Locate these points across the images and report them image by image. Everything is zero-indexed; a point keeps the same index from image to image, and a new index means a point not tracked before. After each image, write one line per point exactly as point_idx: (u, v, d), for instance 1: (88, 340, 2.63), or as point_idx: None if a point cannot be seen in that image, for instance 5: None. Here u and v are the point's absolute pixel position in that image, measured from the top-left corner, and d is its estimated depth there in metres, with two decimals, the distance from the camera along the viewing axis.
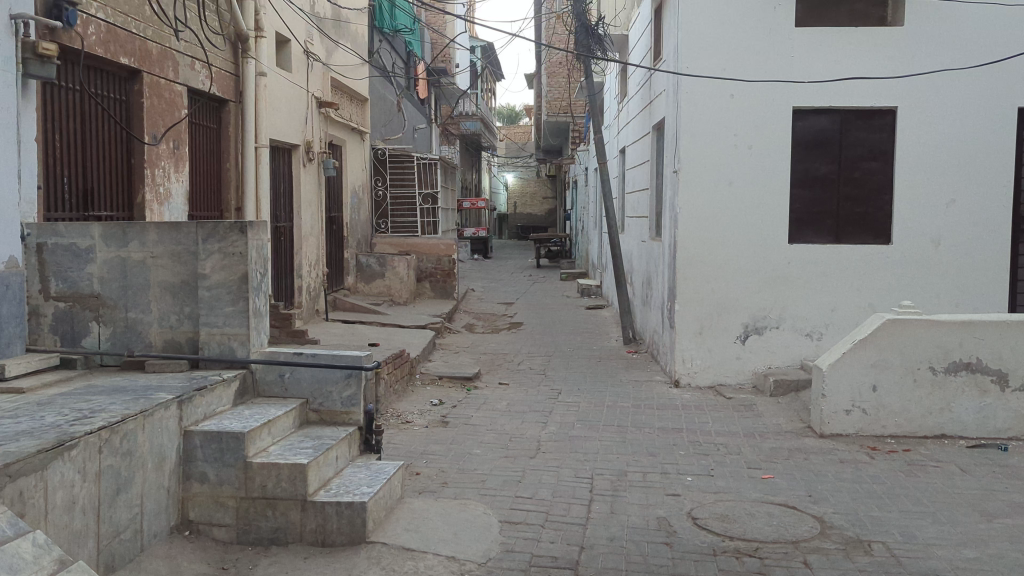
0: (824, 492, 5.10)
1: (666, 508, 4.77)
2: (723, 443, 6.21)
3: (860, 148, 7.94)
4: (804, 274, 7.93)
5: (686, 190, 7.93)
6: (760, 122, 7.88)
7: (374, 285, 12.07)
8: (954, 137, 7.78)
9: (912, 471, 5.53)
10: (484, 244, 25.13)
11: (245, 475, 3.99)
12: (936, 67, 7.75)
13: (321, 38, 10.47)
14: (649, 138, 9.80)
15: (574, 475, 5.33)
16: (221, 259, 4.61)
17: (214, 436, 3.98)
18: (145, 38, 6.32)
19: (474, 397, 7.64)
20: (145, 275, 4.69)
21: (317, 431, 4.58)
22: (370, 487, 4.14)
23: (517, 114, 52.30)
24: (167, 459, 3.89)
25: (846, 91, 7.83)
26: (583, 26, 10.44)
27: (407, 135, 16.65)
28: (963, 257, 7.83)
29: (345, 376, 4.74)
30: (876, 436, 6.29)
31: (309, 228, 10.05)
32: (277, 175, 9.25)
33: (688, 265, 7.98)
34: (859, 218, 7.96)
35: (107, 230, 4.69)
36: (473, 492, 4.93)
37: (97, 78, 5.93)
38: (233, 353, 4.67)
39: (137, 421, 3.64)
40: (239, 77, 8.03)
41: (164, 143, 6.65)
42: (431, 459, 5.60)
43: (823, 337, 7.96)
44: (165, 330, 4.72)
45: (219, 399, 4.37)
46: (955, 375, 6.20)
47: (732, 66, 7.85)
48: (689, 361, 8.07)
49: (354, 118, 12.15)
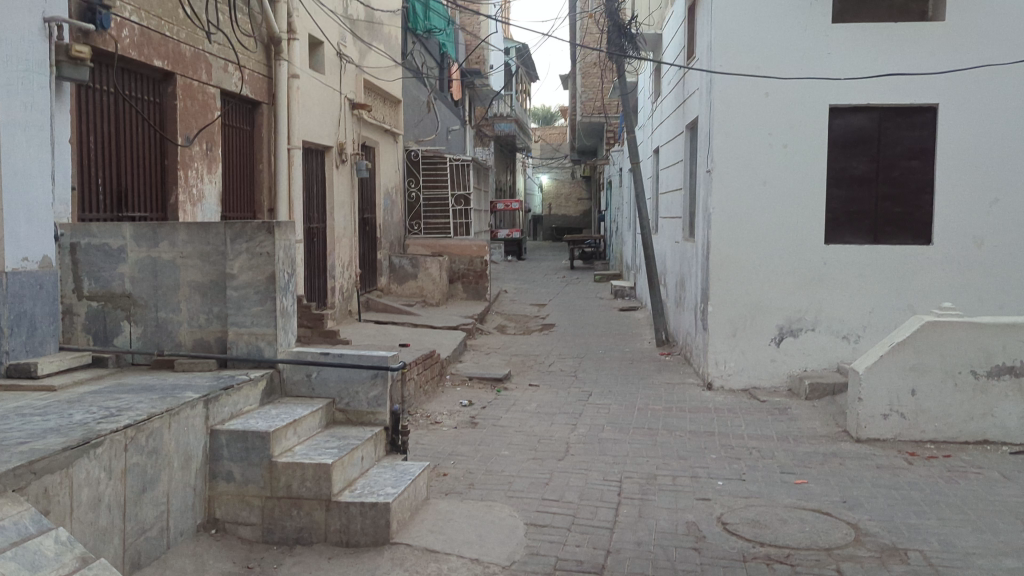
0: (860, 498, 4.96)
1: (695, 513, 4.69)
2: (756, 447, 6.10)
3: (899, 146, 7.76)
4: (842, 275, 7.76)
5: (720, 189, 7.80)
6: (795, 121, 7.72)
7: (406, 286, 12.15)
8: (999, 135, 7.56)
9: (952, 478, 5.36)
10: (518, 246, 25.07)
11: (270, 474, 3.99)
12: (980, 62, 7.52)
13: (354, 40, 10.53)
14: (682, 138, 9.69)
15: (602, 478, 5.26)
16: (249, 259, 4.62)
17: (239, 436, 4.00)
18: (178, 41, 6.40)
19: (503, 398, 7.60)
20: (175, 275, 4.73)
21: (343, 431, 4.57)
22: (395, 488, 4.12)
23: (552, 115, 52.18)
24: (194, 458, 3.91)
25: (885, 88, 7.65)
26: (616, 26, 10.35)
27: (441, 136, 16.71)
28: (1008, 258, 7.61)
29: (371, 376, 4.72)
30: (915, 442, 6.12)
31: (343, 229, 10.11)
32: (310, 176, 9.31)
33: (722, 266, 7.86)
34: (898, 218, 7.78)
35: (138, 230, 4.75)
36: (500, 493, 4.90)
37: (131, 80, 6.01)
38: (261, 353, 4.69)
39: (162, 420, 3.66)
40: (272, 79, 8.10)
41: (197, 145, 6.73)
42: (458, 460, 5.57)
43: (860, 339, 7.79)
44: (194, 330, 4.76)
45: (246, 399, 4.39)
46: (998, 379, 6.01)
47: (766, 64, 7.71)
48: (722, 364, 7.95)
49: (387, 119, 12.19)
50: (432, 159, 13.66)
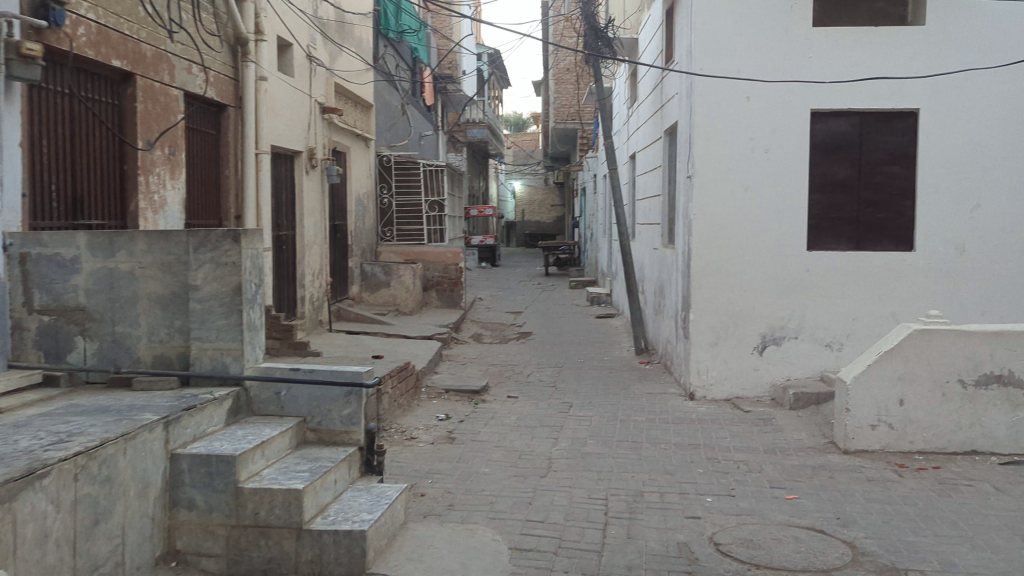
0: (853, 514, 4.78)
1: (685, 533, 4.48)
2: (743, 460, 5.92)
3: (881, 150, 7.65)
4: (825, 282, 7.63)
5: (701, 195, 7.64)
6: (777, 125, 7.59)
7: (378, 294, 11.85)
8: (980, 140, 7.48)
9: (945, 490, 5.22)
10: (492, 253, 24.84)
11: (236, 501, 3.72)
12: (960, 66, 7.44)
13: (324, 42, 10.24)
14: (660, 143, 9.54)
15: (587, 497, 5.03)
16: (214, 269, 4.35)
17: (202, 460, 3.72)
18: (138, 40, 6.10)
19: (481, 411, 7.35)
20: (134, 286, 4.44)
21: (315, 452, 4.30)
22: (371, 514, 3.86)
23: (524, 121, 52.05)
24: (152, 485, 3.62)
25: (867, 92, 7.54)
26: (592, 29, 10.18)
27: (413, 142, 16.44)
28: (990, 265, 7.52)
29: (345, 394, 4.45)
30: (904, 453, 5.97)
31: (313, 237, 9.81)
32: (278, 182, 9.00)
33: (704, 273, 7.69)
34: (881, 223, 7.67)
35: (93, 239, 4.46)
36: (480, 515, 4.65)
37: (87, 81, 5.71)
38: (226, 369, 4.41)
39: (118, 445, 3.37)
40: (238, 82, 7.81)
41: (159, 149, 6.42)
42: (436, 479, 5.32)
43: (843, 347, 7.66)
44: (154, 345, 4.47)
45: (210, 419, 4.10)
46: (986, 389, 5.87)
47: (748, 68, 7.57)
48: (704, 373, 7.77)
49: (358, 124, 11.90)
50: (405, 164, 13.39)
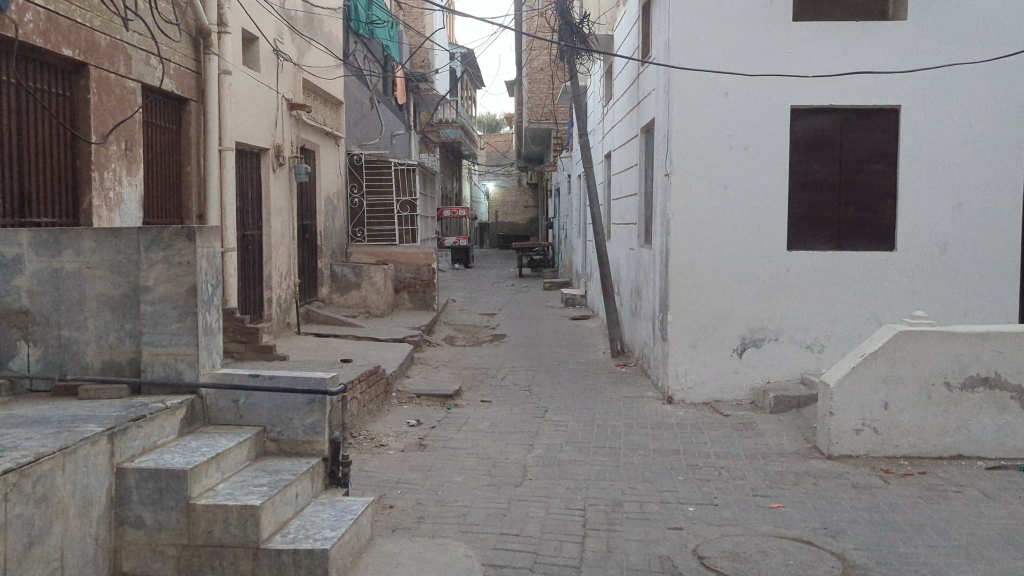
0: (841, 523, 4.60)
1: (667, 545, 4.28)
2: (725, 466, 5.73)
3: (862, 149, 7.53)
4: (806, 284, 7.49)
5: (679, 193, 7.46)
6: (756, 122, 7.43)
7: (349, 296, 11.57)
8: (961, 139, 7.38)
9: (933, 497, 5.07)
10: (466, 254, 24.53)
11: (188, 519, 3.45)
12: (941, 63, 7.33)
13: (291, 36, 9.95)
14: (636, 141, 9.36)
15: (564, 508, 4.81)
16: (166, 269, 4.08)
17: (151, 475, 3.44)
18: (92, 28, 5.78)
19: (453, 417, 7.10)
20: (81, 288, 4.15)
21: (275, 464, 4.03)
22: (334, 531, 3.60)
23: (497, 122, 51.83)
24: (96, 503, 3.35)
25: (848, 89, 7.41)
26: (567, 24, 9.97)
27: (385, 141, 16.15)
28: (972, 265, 7.42)
29: (307, 401, 4.18)
30: (889, 458, 5.82)
31: (280, 237, 9.50)
32: (243, 179, 8.68)
33: (682, 274, 7.51)
34: (861, 223, 7.54)
35: (37, 237, 4.17)
36: (452, 529, 4.41)
37: (35, 70, 5.39)
38: (180, 375, 4.13)
39: (55, 461, 3.08)
40: (201, 75, 7.50)
41: (114, 144, 6.10)
42: (405, 490, 5.06)
43: (824, 349, 7.52)
44: (104, 350, 4.18)
45: (162, 429, 3.81)
46: (972, 392, 5.74)
47: (726, 63, 7.41)
48: (682, 376, 7.59)
49: (327, 121, 11.60)
50: (376, 163, 13.14)
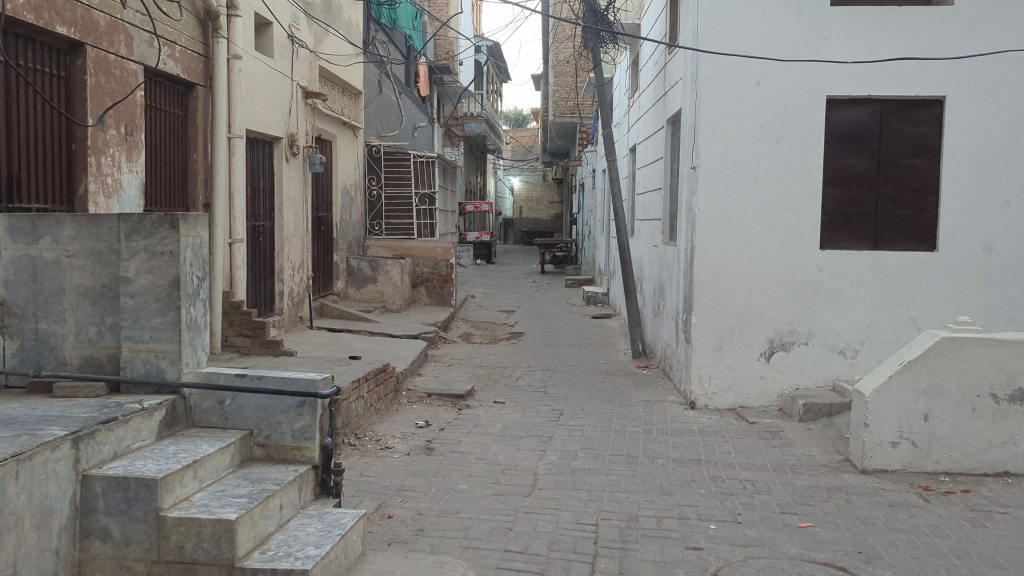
0: (877, 547, 4.21)
1: (685, 568, 3.92)
2: (750, 479, 5.36)
3: (901, 142, 7.10)
4: (838, 284, 7.07)
5: (706, 188, 7.07)
6: (790, 113, 7.02)
7: (365, 290, 11.29)
8: (1009, 132, 6.91)
9: (978, 519, 4.65)
10: (488, 250, 24.22)
11: (158, 532, 3.17)
12: (990, 50, 6.86)
13: (308, 22, 9.66)
14: (663, 133, 8.95)
15: (575, 522, 4.47)
16: (148, 259, 3.79)
17: (118, 483, 3.15)
18: (88, 6, 5.51)
19: (464, 418, 6.78)
20: (60, 278, 3.88)
21: (260, 472, 3.73)
22: (318, 548, 3.28)
23: (523, 117, 51.43)
24: (57, 513, 3.07)
25: (888, 77, 6.98)
26: (592, 11, 9.56)
27: (406, 131, 15.88)
28: (1018, 267, 6.96)
29: (296, 405, 3.88)
30: (928, 473, 5.41)
31: (293, 228, 9.23)
32: (255, 168, 8.41)
33: (708, 272, 7.12)
34: (899, 221, 7.13)
35: (15, 224, 3.90)
36: (452, 544, 4.09)
37: (26, 49, 5.12)
38: (161, 374, 3.84)
39: (7, 468, 2.78)
40: (209, 59, 7.22)
41: (113, 127, 5.84)
42: (407, 499, 4.75)
43: (857, 354, 7.10)
44: (83, 345, 3.90)
45: (138, 432, 3.53)
46: (1021, 404, 5.31)
47: (760, 51, 6.99)
48: (707, 381, 7.21)
49: (345, 111, 11.31)
50: (395, 155, 12.74)
